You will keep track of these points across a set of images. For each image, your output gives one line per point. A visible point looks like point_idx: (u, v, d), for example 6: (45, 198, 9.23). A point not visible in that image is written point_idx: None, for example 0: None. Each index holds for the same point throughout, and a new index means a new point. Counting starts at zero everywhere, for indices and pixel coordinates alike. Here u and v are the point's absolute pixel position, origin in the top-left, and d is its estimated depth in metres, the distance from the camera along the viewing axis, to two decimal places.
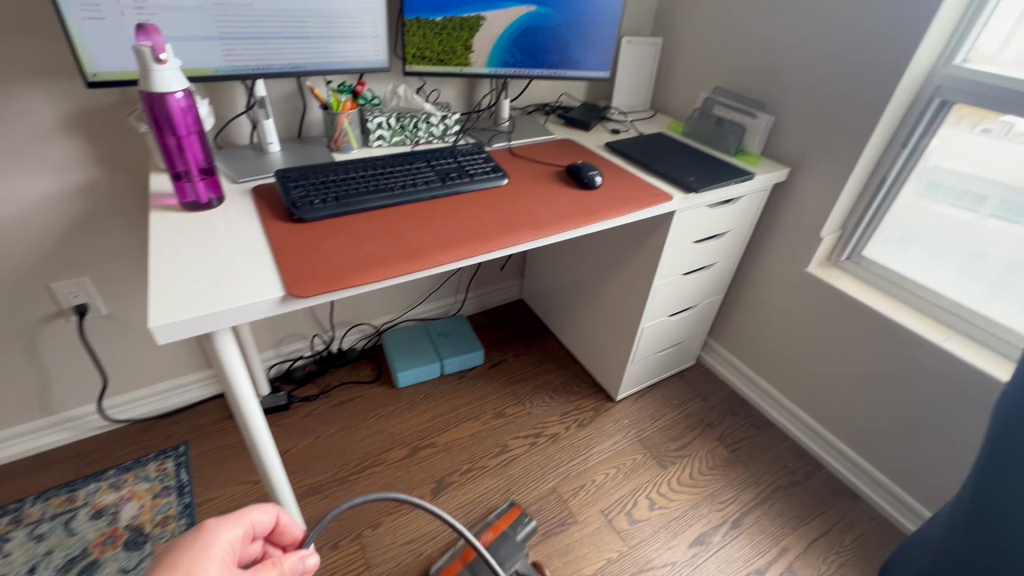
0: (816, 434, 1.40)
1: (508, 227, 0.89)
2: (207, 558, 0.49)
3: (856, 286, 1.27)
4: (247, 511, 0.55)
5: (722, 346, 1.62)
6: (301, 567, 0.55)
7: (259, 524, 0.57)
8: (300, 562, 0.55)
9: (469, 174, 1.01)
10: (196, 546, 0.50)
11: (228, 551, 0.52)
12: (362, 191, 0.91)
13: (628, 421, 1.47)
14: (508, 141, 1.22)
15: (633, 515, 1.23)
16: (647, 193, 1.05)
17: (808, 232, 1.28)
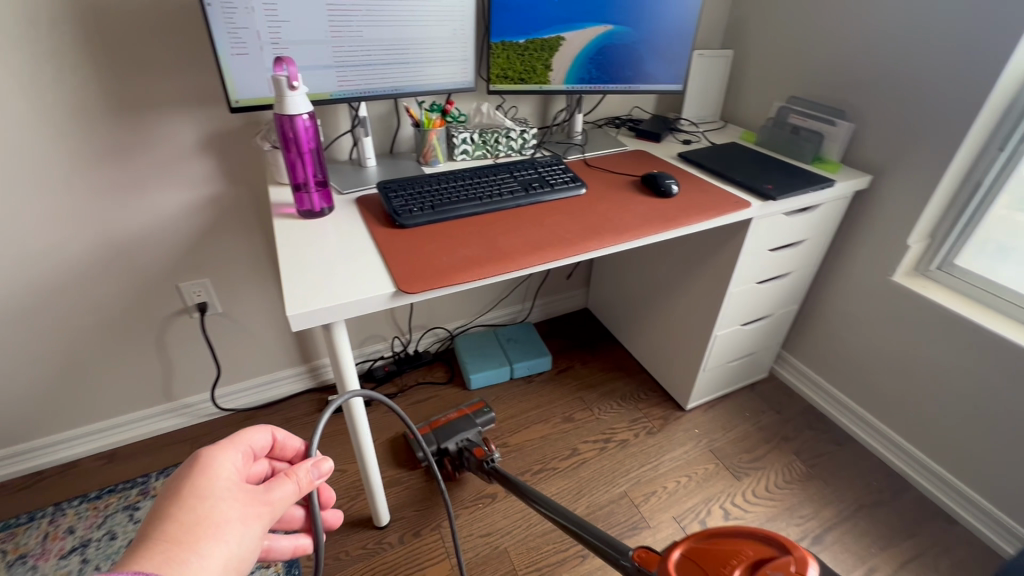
0: (905, 452, 1.33)
1: (590, 232, 0.94)
2: (209, 485, 0.46)
3: (949, 297, 1.21)
4: (239, 434, 0.51)
5: (797, 359, 1.58)
6: (315, 472, 0.50)
7: (261, 443, 0.53)
8: (315, 468, 0.50)
9: (549, 184, 1.07)
10: (193, 473, 0.46)
11: (229, 474, 0.48)
12: (454, 200, 0.99)
13: (698, 430, 1.46)
14: (582, 153, 1.28)
15: (706, 524, 1.22)
16: (724, 200, 1.07)
17: (893, 241, 1.24)
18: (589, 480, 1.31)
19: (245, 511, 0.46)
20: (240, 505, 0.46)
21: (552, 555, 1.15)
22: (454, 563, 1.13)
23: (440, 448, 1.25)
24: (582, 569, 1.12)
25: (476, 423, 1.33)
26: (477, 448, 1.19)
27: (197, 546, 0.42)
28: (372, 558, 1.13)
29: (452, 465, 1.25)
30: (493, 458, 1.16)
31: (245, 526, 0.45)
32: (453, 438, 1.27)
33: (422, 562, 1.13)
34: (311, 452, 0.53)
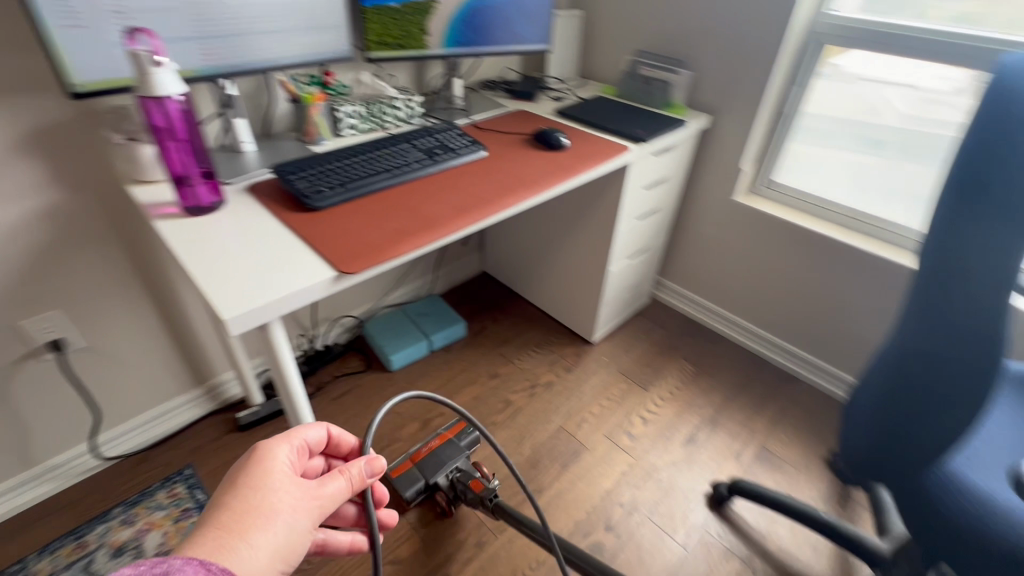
0: (759, 337, 1.66)
1: (504, 189, 0.99)
2: (271, 475, 0.57)
3: (775, 208, 1.52)
4: (295, 431, 0.63)
5: (670, 281, 1.84)
6: (366, 473, 0.61)
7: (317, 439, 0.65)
8: (364, 467, 0.61)
9: (451, 150, 1.08)
10: (262, 463, 0.58)
11: (290, 467, 0.59)
12: (363, 175, 0.96)
13: (606, 359, 1.64)
14: (469, 117, 1.30)
15: (632, 433, 1.41)
16: (608, 148, 1.19)
17: (732, 168, 1.51)
18: (527, 425, 1.40)
19: (298, 503, 0.55)
20: (294, 495, 0.56)
21: (512, 499, 1.23)
22: (421, 536, 1.16)
23: (426, 483, 1.15)
24: (542, 502, 1.23)
25: (463, 447, 1.20)
26: (473, 481, 1.08)
27: (255, 526, 0.52)
28: (332, 562, 1.10)
29: (448, 501, 1.14)
30: (494, 488, 1.05)
31: (297, 514, 0.55)
32: (439, 471, 1.16)
33: (389, 543, 1.15)
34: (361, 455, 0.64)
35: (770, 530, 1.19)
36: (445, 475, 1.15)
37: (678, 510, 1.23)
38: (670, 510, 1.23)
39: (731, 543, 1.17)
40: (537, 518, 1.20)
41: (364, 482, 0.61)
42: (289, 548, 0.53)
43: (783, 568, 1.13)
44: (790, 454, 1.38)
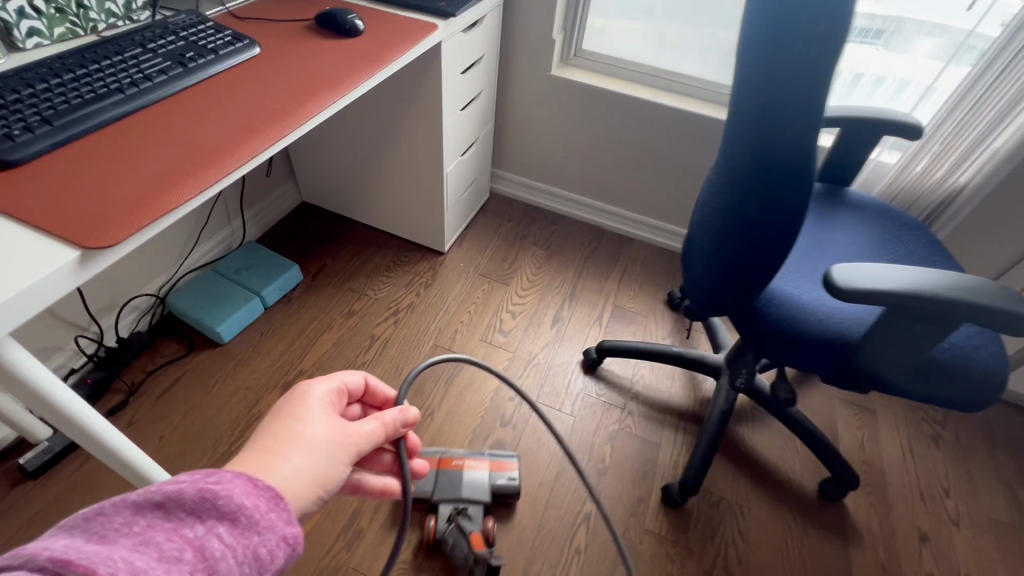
0: (595, 208, 1.76)
1: (299, 93, 0.78)
2: (308, 405, 0.56)
3: (589, 76, 1.53)
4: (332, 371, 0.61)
5: (504, 171, 1.80)
6: (404, 421, 0.59)
7: (350, 383, 0.63)
8: (400, 414, 0.59)
9: (208, 50, 0.81)
10: (297, 395, 0.57)
11: (326, 401, 0.58)
12: (77, 102, 0.66)
13: (462, 264, 1.59)
14: (221, 5, 0.99)
15: (504, 330, 1.43)
16: (412, 25, 1.01)
17: (542, 39, 1.44)
18: (401, 355, 1.33)
19: (335, 438, 0.54)
20: (328, 429, 0.54)
21: None
22: None
23: (434, 511, 1.04)
24: (436, 424, 1.21)
25: (494, 482, 1.06)
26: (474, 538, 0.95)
27: (287, 448, 0.51)
28: None
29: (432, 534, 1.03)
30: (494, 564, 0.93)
31: (329, 449, 0.53)
32: (449, 505, 1.03)
33: None
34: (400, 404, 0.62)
35: (636, 374, 1.36)
36: (452, 512, 1.02)
37: (561, 385, 1.32)
38: (554, 386, 1.31)
39: (609, 396, 1.30)
40: (436, 440, 1.18)
41: (399, 430, 0.59)
42: (318, 480, 0.51)
43: (650, 401, 1.30)
44: (638, 305, 1.55)
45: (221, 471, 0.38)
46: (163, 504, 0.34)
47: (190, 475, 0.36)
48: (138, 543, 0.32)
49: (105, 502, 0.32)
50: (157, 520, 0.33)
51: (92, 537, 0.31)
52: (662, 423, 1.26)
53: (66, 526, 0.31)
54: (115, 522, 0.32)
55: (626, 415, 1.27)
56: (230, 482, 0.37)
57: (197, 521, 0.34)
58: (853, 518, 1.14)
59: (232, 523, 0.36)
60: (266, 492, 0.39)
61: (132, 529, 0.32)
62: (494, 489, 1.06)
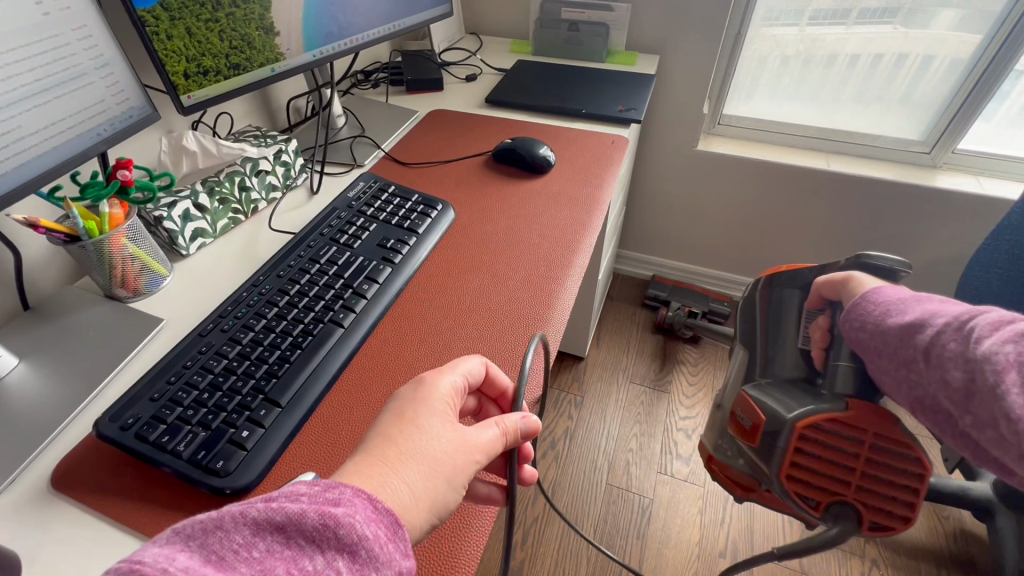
0: (742, 283, 1.53)
1: (531, 282, 0.60)
2: (433, 404, 0.42)
3: (738, 146, 1.33)
4: (459, 360, 0.45)
5: (629, 251, 1.60)
6: (525, 430, 0.45)
7: (476, 373, 0.46)
8: (521, 423, 0.45)
9: (406, 232, 0.64)
10: (418, 387, 0.43)
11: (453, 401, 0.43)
12: (296, 356, 0.50)
13: (608, 369, 1.38)
14: (378, 148, 0.83)
15: (681, 454, 1.20)
16: (599, 146, 0.84)
17: (690, 114, 1.26)
18: (574, 501, 1.13)
19: (458, 453, 0.40)
20: (449, 440, 0.41)
21: None
22: None
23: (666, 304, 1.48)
24: None
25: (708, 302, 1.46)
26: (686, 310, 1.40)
27: (405, 464, 0.38)
28: None
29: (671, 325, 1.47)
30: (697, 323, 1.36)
31: (453, 470, 0.40)
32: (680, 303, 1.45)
33: None
34: (519, 406, 0.47)
35: None
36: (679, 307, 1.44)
37: (774, 527, 1.08)
38: (768, 532, 1.08)
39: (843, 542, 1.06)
40: None
41: (519, 441, 0.45)
42: (436, 508, 0.38)
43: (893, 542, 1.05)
44: None
45: (343, 484, 0.33)
46: (285, 527, 0.30)
47: (311, 490, 0.32)
48: (258, 573, 0.28)
49: (226, 514, 0.30)
50: (277, 546, 0.29)
51: (211, 558, 0.28)
52: (918, 573, 1.01)
53: (186, 538, 0.29)
54: (235, 543, 0.29)
55: (869, 565, 1.02)
56: (352, 504, 0.32)
57: (317, 551, 0.30)
58: None
59: (353, 557, 0.30)
60: (393, 515, 0.33)
61: (251, 554, 0.29)
62: (709, 309, 1.45)
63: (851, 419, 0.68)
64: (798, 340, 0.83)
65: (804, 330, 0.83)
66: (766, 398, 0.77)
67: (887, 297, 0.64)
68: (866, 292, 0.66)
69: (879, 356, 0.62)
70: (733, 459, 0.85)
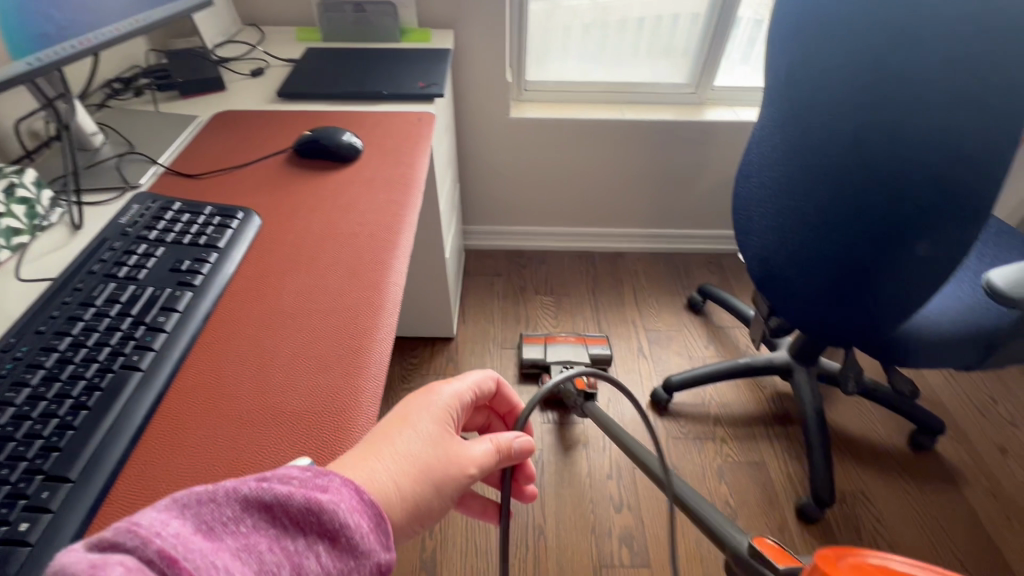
0: (580, 235, 1.65)
1: (359, 271, 0.59)
2: (432, 410, 0.46)
3: (545, 109, 1.42)
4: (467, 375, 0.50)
5: (474, 226, 1.63)
6: (519, 450, 0.49)
7: (476, 389, 0.51)
8: (514, 444, 0.48)
9: (204, 249, 0.58)
10: (423, 393, 0.47)
11: (449, 410, 0.47)
12: (81, 419, 0.42)
13: (479, 342, 1.41)
14: (154, 163, 0.72)
15: (559, 401, 1.28)
16: (407, 124, 0.83)
17: (496, 84, 1.30)
18: None
19: (446, 461, 0.43)
20: (440, 449, 0.44)
21: (525, 568, 1.02)
22: None
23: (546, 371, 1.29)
24: (552, 543, 1.05)
25: (589, 347, 1.33)
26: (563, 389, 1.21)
27: (394, 459, 0.41)
28: None
29: None
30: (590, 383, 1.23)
31: (440, 478, 0.42)
32: (561, 363, 1.27)
33: None
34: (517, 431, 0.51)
35: (705, 397, 1.30)
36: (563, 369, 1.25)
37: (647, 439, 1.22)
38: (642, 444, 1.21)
39: (697, 431, 1.24)
40: (563, 561, 1.03)
41: (512, 463, 0.49)
42: (416, 512, 0.41)
43: (733, 419, 1.26)
44: (667, 321, 1.48)
45: (332, 473, 0.35)
46: (272, 507, 0.31)
47: (302, 474, 0.33)
48: (242, 546, 0.29)
49: (220, 488, 0.31)
50: (262, 523, 0.31)
51: (201, 527, 0.29)
52: (755, 437, 1.23)
53: (181, 503, 0.29)
54: (224, 516, 0.30)
55: (720, 443, 1.22)
56: (338, 492, 0.33)
57: (299, 534, 0.31)
58: (952, 462, 1.18)
59: (334, 542, 0.32)
60: (375, 508, 0.35)
61: (238, 528, 0.30)
62: (591, 356, 1.31)
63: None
64: None
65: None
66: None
67: None
68: None
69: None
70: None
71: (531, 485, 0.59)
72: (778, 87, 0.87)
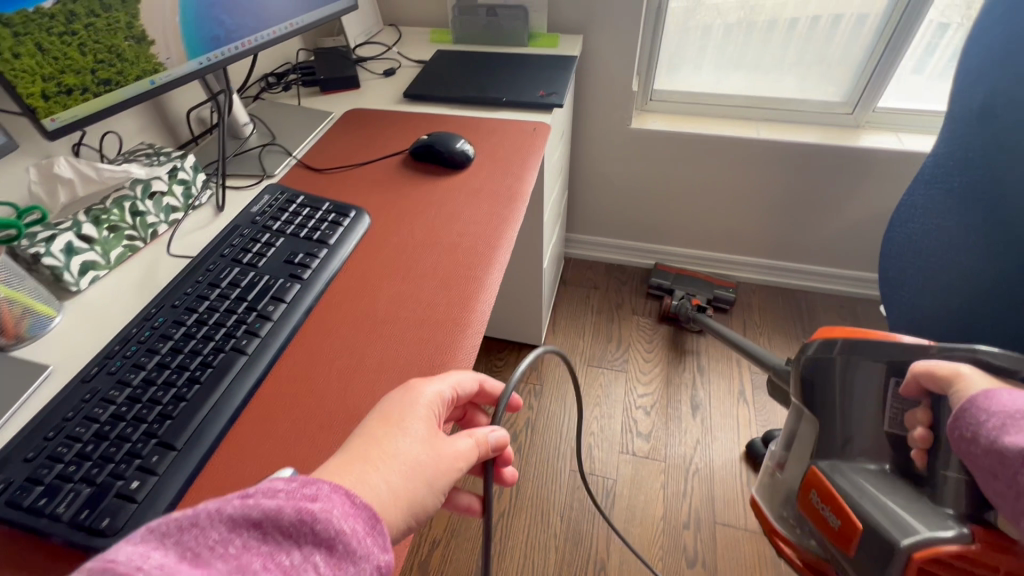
0: (689, 256, 1.54)
1: (451, 283, 0.58)
2: (417, 410, 0.42)
3: (670, 121, 1.33)
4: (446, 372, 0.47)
5: (578, 235, 1.59)
6: (496, 442, 0.47)
7: (463, 387, 0.48)
8: (492, 437, 0.47)
9: (316, 244, 0.61)
10: (403, 393, 0.43)
11: (436, 408, 0.44)
12: (192, 393, 0.46)
13: (565, 353, 1.38)
14: (289, 155, 0.79)
15: (641, 430, 1.21)
16: (520, 134, 0.82)
17: (619, 93, 1.25)
18: (540, 491, 1.12)
19: (436, 460, 0.41)
20: (427, 448, 0.41)
21: None
22: None
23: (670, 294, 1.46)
24: None
25: (711, 287, 1.45)
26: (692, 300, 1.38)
27: (385, 464, 0.38)
28: None
29: None
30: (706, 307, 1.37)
31: (432, 474, 0.40)
32: (683, 291, 1.43)
33: None
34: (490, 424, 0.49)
35: None
36: (683, 296, 1.42)
37: (734, 493, 1.11)
38: (728, 498, 1.10)
39: None
40: None
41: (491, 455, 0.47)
42: (414, 510, 0.39)
43: None
44: None
45: (319, 480, 0.33)
46: (261, 523, 0.29)
47: (288, 485, 0.32)
48: (233, 570, 0.27)
49: (201, 511, 0.28)
50: (253, 542, 0.29)
51: (185, 556, 0.27)
52: None
53: (161, 533, 0.27)
54: (212, 540, 0.28)
55: None
56: (329, 500, 0.32)
57: (293, 546, 0.29)
58: None
59: (331, 550, 0.30)
60: (370, 510, 0.33)
61: (227, 551, 0.28)
62: (713, 293, 1.44)
63: (981, 557, 0.50)
64: (883, 423, 0.65)
65: (891, 411, 0.65)
66: (851, 496, 0.60)
67: (999, 404, 0.53)
68: (974, 395, 0.55)
69: (996, 479, 0.51)
70: (804, 536, 0.72)
71: (513, 468, 0.57)
72: (969, 118, 0.71)
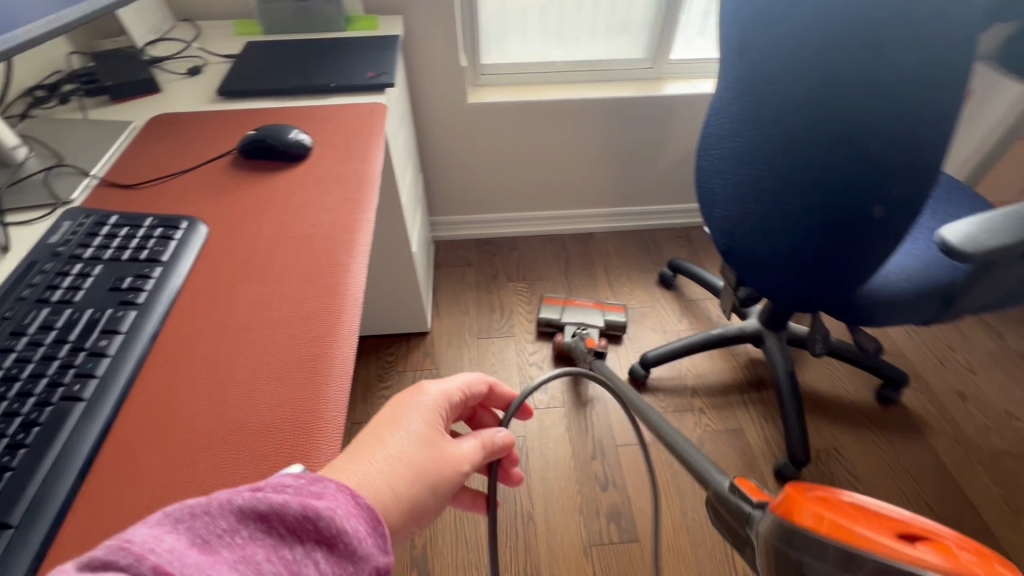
0: (546, 218, 1.64)
1: (314, 274, 0.56)
2: (420, 413, 0.44)
3: (503, 92, 1.39)
4: (455, 379, 0.49)
5: (440, 217, 1.60)
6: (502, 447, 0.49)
7: (463, 394, 0.50)
8: (497, 441, 0.48)
9: (146, 264, 0.54)
10: (407, 399, 0.45)
11: (438, 413, 0.46)
12: (18, 458, 0.39)
13: (454, 333, 1.40)
14: (87, 175, 0.68)
15: (538, 386, 1.28)
16: (357, 117, 0.80)
17: (450, 70, 1.27)
18: None
19: (440, 462, 0.42)
20: (432, 448, 0.43)
21: (515, 554, 1.03)
22: None
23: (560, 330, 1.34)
24: (542, 528, 1.06)
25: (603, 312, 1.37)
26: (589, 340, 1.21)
27: (386, 462, 0.40)
28: None
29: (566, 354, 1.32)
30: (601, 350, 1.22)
31: (434, 476, 0.41)
32: (576, 323, 1.32)
33: None
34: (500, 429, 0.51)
35: (682, 369, 1.32)
36: (575, 330, 1.31)
37: None
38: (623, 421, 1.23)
39: (676, 404, 1.26)
40: (553, 544, 1.04)
41: (495, 457, 0.49)
42: (415, 513, 0.40)
43: (709, 388, 1.29)
44: (640, 298, 1.49)
45: (326, 479, 0.33)
46: (267, 516, 0.29)
47: (296, 482, 0.32)
48: (239, 559, 0.28)
49: (213, 500, 0.29)
50: (258, 533, 0.29)
51: (197, 541, 0.27)
52: (731, 405, 1.25)
53: (173, 519, 0.28)
54: (220, 528, 0.28)
55: (700, 414, 1.24)
56: (335, 498, 0.32)
57: (295, 541, 0.29)
58: (917, 413, 1.23)
59: (331, 548, 0.30)
60: (372, 512, 0.33)
61: (234, 539, 0.28)
62: (607, 320, 1.35)
63: None
64: None
65: None
66: None
67: None
68: None
69: None
70: None
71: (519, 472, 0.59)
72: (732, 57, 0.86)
